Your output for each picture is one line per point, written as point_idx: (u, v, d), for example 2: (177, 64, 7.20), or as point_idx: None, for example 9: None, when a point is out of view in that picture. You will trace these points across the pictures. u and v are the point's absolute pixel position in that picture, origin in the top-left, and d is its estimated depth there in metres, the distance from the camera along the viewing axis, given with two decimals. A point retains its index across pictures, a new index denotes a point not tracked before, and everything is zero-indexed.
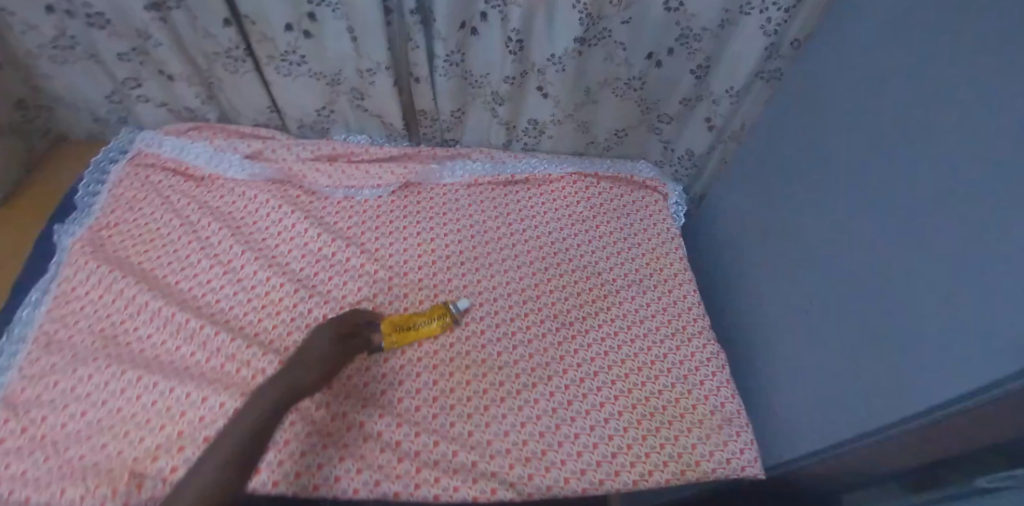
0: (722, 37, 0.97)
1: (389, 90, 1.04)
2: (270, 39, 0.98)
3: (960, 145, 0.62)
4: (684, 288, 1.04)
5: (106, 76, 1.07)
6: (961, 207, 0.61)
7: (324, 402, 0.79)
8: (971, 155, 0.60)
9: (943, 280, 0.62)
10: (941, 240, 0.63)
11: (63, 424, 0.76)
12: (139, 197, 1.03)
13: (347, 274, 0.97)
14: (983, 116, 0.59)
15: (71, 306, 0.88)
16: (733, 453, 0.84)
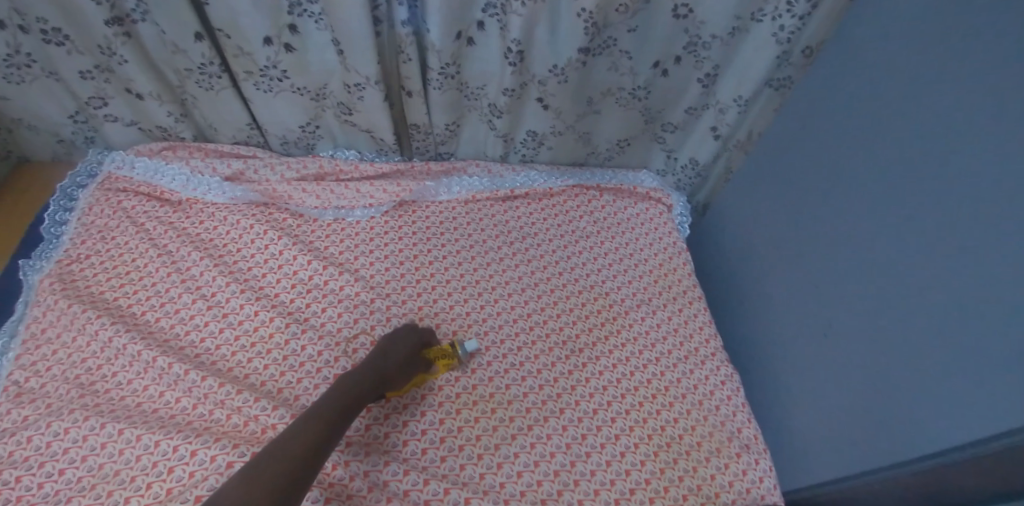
0: (732, 44, 0.93)
1: (380, 105, 0.97)
2: (249, 54, 0.90)
3: (987, 169, 0.58)
4: (694, 306, 1.01)
5: (68, 95, 0.99)
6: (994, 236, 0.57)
7: (341, 462, 0.72)
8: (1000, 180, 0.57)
9: (966, 311, 0.59)
10: (965, 270, 0.60)
11: (39, 486, 0.70)
12: (111, 225, 0.96)
13: (341, 305, 0.91)
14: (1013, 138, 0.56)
15: (42, 352, 0.82)
16: (753, 483, 0.81)
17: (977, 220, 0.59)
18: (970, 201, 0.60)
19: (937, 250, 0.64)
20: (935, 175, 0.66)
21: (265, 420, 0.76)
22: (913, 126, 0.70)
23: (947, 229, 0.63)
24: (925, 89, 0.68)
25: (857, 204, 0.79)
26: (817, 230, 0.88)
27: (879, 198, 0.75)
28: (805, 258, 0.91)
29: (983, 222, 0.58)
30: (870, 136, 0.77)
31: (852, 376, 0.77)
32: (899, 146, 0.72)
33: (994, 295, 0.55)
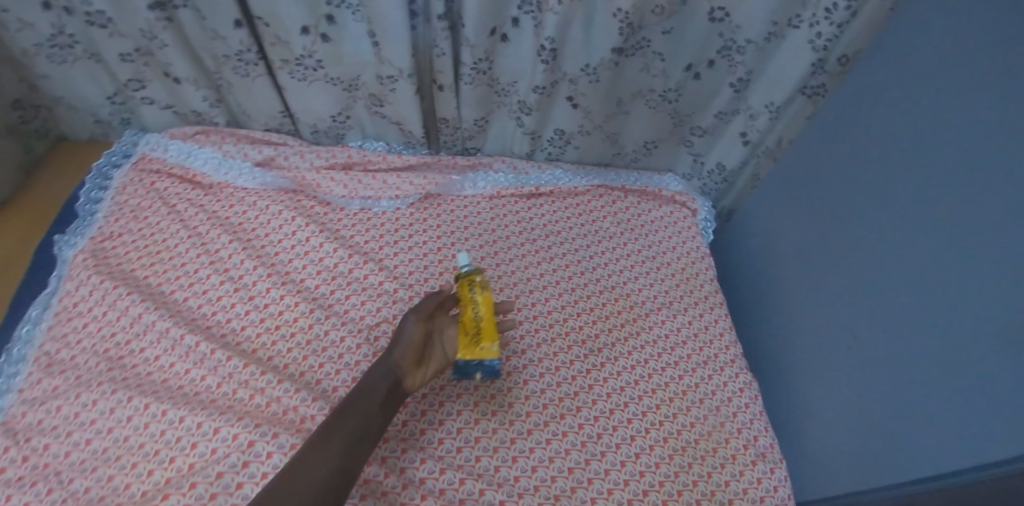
0: (767, 50, 0.92)
1: (411, 97, 0.98)
2: (285, 42, 0.92)
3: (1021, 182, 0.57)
4: (715, 311, 1.00)
5: (108, 77, 1.02)
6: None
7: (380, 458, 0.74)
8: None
9: (991, 327, 0.58)
10: (993, 285, 0.59)
11: (66, 454, 0.72)
12: (144, 205, 0.98)
13: (365, 294, 0.92)
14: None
15: (72, 325, 0.84)
16: (767, 491, 0.80)
17: (1011, 234, 0.57)
18: (1003, 215, 0.59)
19: (965, 264, 0.63)
20: (968, 188, 0.64)
21: (287, 402, 0.77)
22: (948, 137, 0.69)
23: (977, 242, 0.62)
24: (961, 100, 0.67)
25: (887, 214, 0.78)
26: (843, 239, 0.87)
27: (910, 209, 0.74)
28: (830, 268, 0.90)
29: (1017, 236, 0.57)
30: (903, 147, 0.76)
31: (869, 387, 0.76)
32: (933, 157, 0.71)
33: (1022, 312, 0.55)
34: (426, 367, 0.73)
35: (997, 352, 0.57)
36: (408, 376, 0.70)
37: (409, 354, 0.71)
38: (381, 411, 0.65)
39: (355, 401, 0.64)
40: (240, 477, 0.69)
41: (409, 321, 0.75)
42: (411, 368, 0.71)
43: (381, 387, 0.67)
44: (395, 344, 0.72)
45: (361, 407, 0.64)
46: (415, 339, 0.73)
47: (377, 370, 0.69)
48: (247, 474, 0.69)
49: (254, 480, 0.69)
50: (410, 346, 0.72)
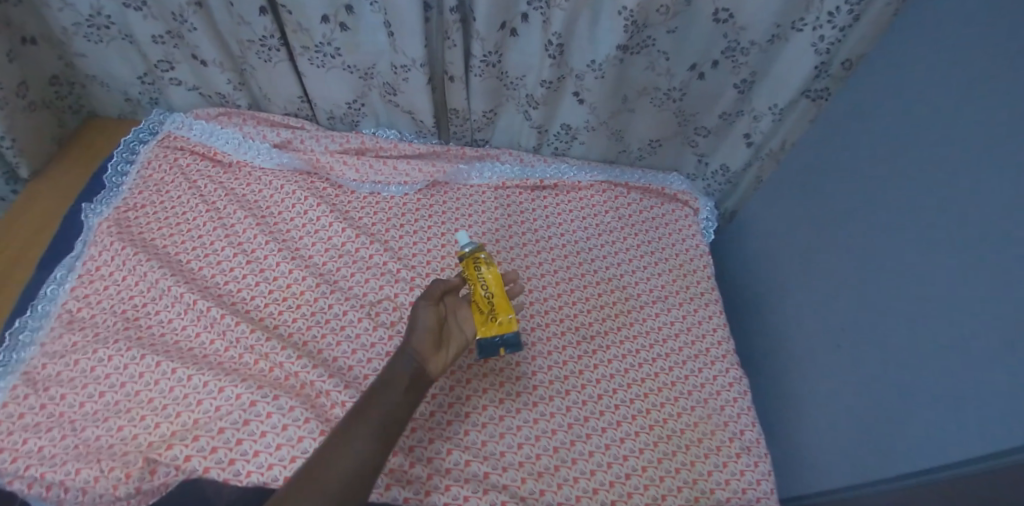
0: (770, 52, 0.94)
1: (423, 87, 1.02)
2: (306, 30, 0.96)
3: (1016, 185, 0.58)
4: (709, 307, 1.01)
5: (139, 57, 1.08)
6: (1014, 252, 0.57)
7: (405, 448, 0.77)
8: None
9: (987, 327, 0.59)
10: (985, 285, 0.60)
11: (81, 404, 0.76)
12: (167, 179, 1.03)
13: (369, 272, 0.96)
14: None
15: (94, 287, 0.88)
16: (751, 484, 0.81)
17: (1007, 233, 0.58)
18: (997, 217, 0.60)
19: (959, 264, 0.64)
20: (962, 190, 0.65)
21: (289, 367, 0.82)
22: (943, 138, 0.69)
23: (973, 242, 0.62)
24: (955, 103, 0.69)
25: (879, 214, 0.79)
26: (837, 239, 0.89)
27: (902, 210, 0.75)
28: (823, 269, 0.91)
29: (1014, 235, 0.57)
30: (897, 149, 0.78)
31: (863, 387, 0.77)
32: (928, 159, 0.72)
33: (1015, 312, 0.56)
34: (447, 348, 0.72)
35: (994, 351, 0.57)
36: (430, 361, 0.69)
37: (427, 339, 0.70)
38: (404, 398, 0.65)
39: (375, 393, 0.65)
40: (240, 434, 0.74)
41: (420, 307, 0.73)
42: (432, 351, 0.70)
43: (401, 375, 0.66)
44: (410, 331, 0.71)
45: (382, 397, 0.65)
46: (430, 324, 0.71)
47: (395, 359, 0.68)
48: (246, 432, 0.74)
49: (254, 437, 0.73)
50: (427, 331, 0.70)
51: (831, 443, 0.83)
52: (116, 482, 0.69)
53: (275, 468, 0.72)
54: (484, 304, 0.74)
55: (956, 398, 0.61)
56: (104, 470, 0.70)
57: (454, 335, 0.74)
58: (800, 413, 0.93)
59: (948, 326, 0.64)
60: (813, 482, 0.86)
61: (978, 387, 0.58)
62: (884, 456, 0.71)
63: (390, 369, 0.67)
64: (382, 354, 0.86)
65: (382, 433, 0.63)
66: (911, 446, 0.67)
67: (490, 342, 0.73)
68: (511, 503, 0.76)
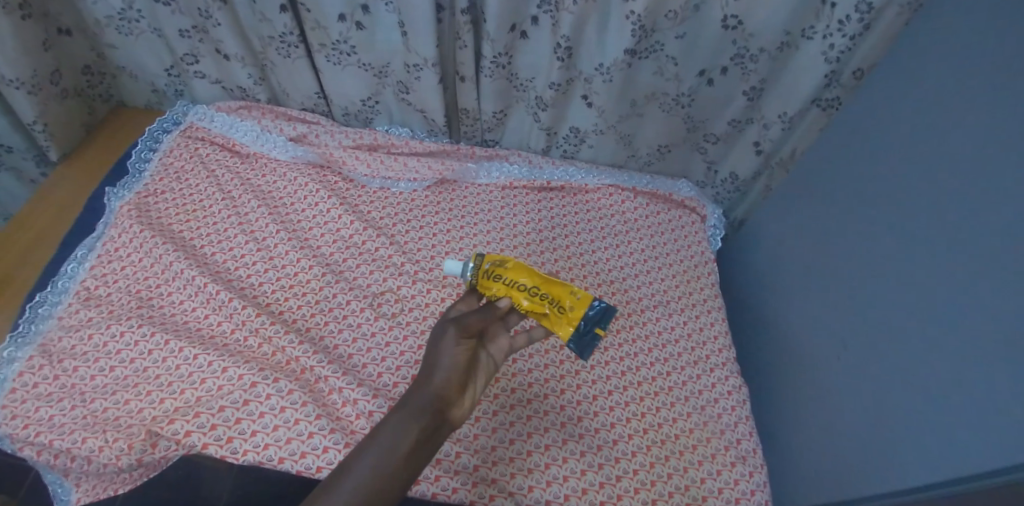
0: (779, 60, 0.94)
1: (434, 86, 1.04)
2: (324, 28, 1.00)
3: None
4: (711, 314, 1.01)
5: (167, 50, 1.12)
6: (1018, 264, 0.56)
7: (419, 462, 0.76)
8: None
9: (988, 339, 0.58)
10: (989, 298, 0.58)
11: (92, 376, 0.80)
12: (187, 168, 1.07)
13: (374, 264, 0.98)
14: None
15: (112, 266, 0.92)
16: (744, 493, 0.80)
17: (1012, 244, 0.57)
18: (1002, 228, 0.59)
19: (963, 276, 0.63)
20: (967, 200, 0.65)
21: (290, 352, 0.84)
22: (950, 148, 0.69)
23: (978, 253, 0.61)
24: (962, 113, 0.68)
25: (885, 225, 0.78)
26: (842, 250, 0.88)
27: (907, 220, 0.74)
28: (827, 279, 0.90)
29: (1019, 247, 0.56)
30: (904, 159, 0.77)
31: (863, 398, 0.76)
32: (934, 169, 0.71)
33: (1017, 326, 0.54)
34: (472, 387, 0.57)
35: (994, 364, 0.56)
36: (453, 407, 0.53)
37: (455, 379, 0.54)
38: (416, 451, 0.49)
39: (380, 439, 0.49)
40: (240, 413, 0.76)
41: (449, 338, 0.57)
42: (456, 393, 0.54)
43: (418, 422, 0.50)
44: (433, 366, 0.54)
45: (390, 446, 0.48)
46: (460, 362, 0.55)
47: (413, 399, 0.52)
48: (246, 412, 0.76)
49: (253, 418, 0.76)
50: (455, 369, 0.55)
51: (828, 455, 0.82)
52: (120, 452, 0.72)
53: (271, 448, 0.74)
54: (539, 302, 0.66)
55: (954, 411, 0.60)
56: (108, 440, 0.72)
57: (481, 369, 0.59)
58: (799, 425, 0.91)
59: (949, 338, 0.63)
60: (808, 494, 0.84)
61: (975, 399, 0.57)
62: (879, 469, 0.70)
63: (404, 411, 0.51)
64: (381, 344, 0.88)
65: (380, 497, 0.46)
66: (907, 459, 0.65)
67: (579, 328, 0.66)
68: (500, 497, 0.76)
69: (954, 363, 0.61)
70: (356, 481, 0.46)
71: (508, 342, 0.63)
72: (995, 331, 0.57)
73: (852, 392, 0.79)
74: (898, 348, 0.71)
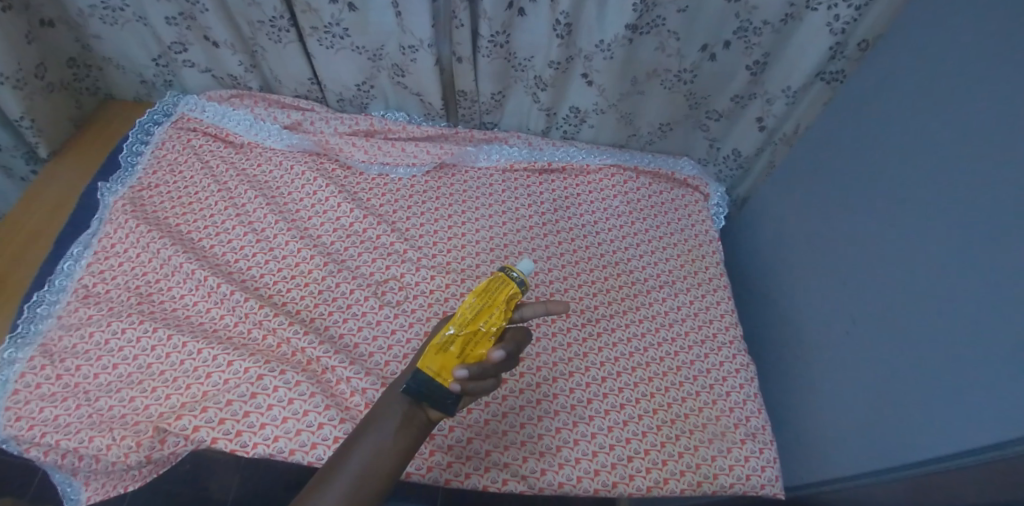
0: (783, 32, 0.92)
1: (431, 68, 1.02)
2: (315, 10, 0.97)
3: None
4: (717, 293, 1.00)
5: (153, 39, 1.09)
6: None
7: (430, 450, 0.76)
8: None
9: (998, 310, 0.57)
10: (1001, 271, 0.58)
11: (96, 375, 0.79)
12: (180, 160, 1.04)
13: (377, 252, 0.97)
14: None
15: (109, 263, 0.90)
16: (754, 470, 0.81)
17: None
18: (1013, 195, 0.58)
19: (976, 245, 0.62)
20: (977, 167, 0.64)
21: (296, 343, 0.83)
22: (960, 115, 0.67)
23: (989, 219, 0.60)
24: (970, 81, 0.67)
25: (893, 195, 0.77)
26: (849, 222, 0.87)
27: (915, 190, 0.73)
28: (834, 254, 0.90)
29: None
30: (912, 128, 0.76)
31: (871, 370, 0.76)
32: (945, 137, 0.69)
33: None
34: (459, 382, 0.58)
35: (1009, 337, 0.56)
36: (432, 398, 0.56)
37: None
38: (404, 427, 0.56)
39: (373, 419, 0.57)
40: (248, 406, 0.75)
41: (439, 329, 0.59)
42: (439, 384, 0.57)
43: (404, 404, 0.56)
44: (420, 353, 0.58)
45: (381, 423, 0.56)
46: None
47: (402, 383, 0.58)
48: (254, 405, 0.75)
49: (261, 410, 0.75)
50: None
51: (837, 430, 0.82)
52: (128, 450, 0.71)
53: (281, 440, 0.74)
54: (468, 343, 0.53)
55: (963, 381, 0.60)
56: (116, 439, 0.72)
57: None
58: (808, 401, 0.91)
59: (960, 310, 0.62)
60: (817, 468, 0.85)
61: (987, 367, 0.57)
62: (890, 443, 0.70)
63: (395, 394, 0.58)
64: (387, 332, 0.87)
65: (376, 463, 0.54)
66: (918, 428, 0.66)
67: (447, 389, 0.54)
68: (512, 481, 0.77)
69: (964, 333, 0.61)
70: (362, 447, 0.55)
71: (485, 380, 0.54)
72: (1006, 303, 0.56)
73: (861, 367, 0.79)
74: (907, 324, 0.70)
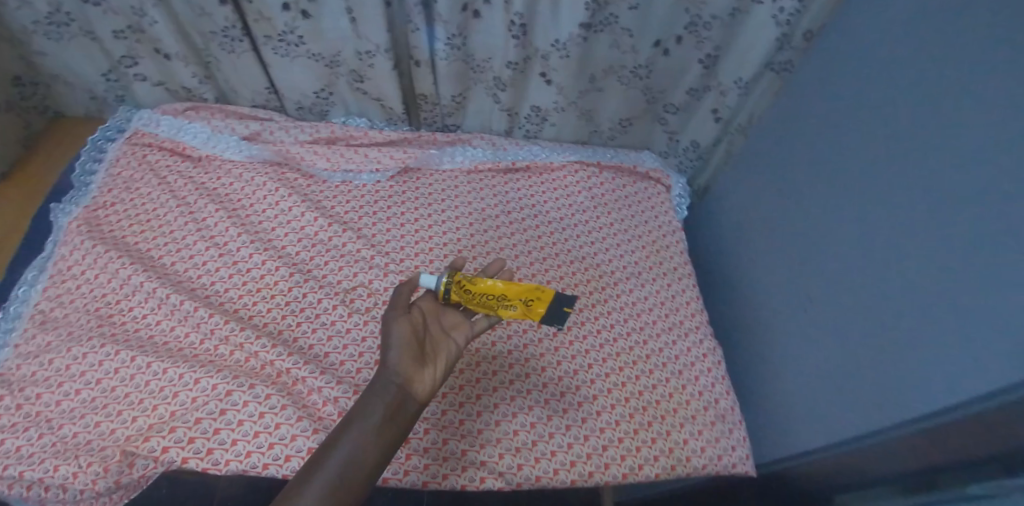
0: (731, 26, 0.95)
1: (389, 72, 1.02)
2: (267, 19, 0.95)
3: (976, 138, 0.59)
4: (682, 282, 1.03)
5: (102, 54, 1.07)
6: (974, 212, 0.58)
7: (405, 453, 0.76)
8: (983, 140, 0.58)
9: (945, 286, 0.61)
10: (949, 246, 0.61)
11: (58, 402, 0.76)
12: (136, 177, 1.02)
13: (343, 259, 0.96)
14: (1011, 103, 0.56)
15: (66, 286, 0.88)
16: (725, 451, 0.84)
17: (963, 194, 0.60)
18: (954, 171, 0.61)
19: (922, 221, 0.65)
20: (920, 146, 0.67)
21: (264, 357, 0.82)
22: (903, 98, 0.71)
23: (934, 196, 0.64)
24: (908, 69, 0.70)
25: (844, 177, 0.81)
26: (804, 206, 0.90)
27: (865, 174, 0.76)
28: (790, 239, 0.93)
29: (968, 196, 0.59)
30: (859, 112, 0.79)
31: (833, 347, 0.80)
32: (890, 119, 0.73)
33: (973, 269, 0.57)
34: (432, 365, 0.63)
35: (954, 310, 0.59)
36: (415, 381, 0.60)
37: (406, 355, 0.60)
38: (389, 416, 0.57)
39: (351, 423, 0.56)
40: (217, 423, 0.74)
41: (392, 321, 0.63)
42: (414, 369, 0.60)
43: (385, 397, 0.57)
44: (386, 349, 0.61)
45: (362, 418, 0.56)
46: (406, 337, 0.62)
47: (377, 379, 0.59)
48: (224, 421, 0.74)
49: (232, 426, 0.74)
50: (405, 346, 0.61)
51: (801, 407, 0.85)
52: (95, 477, 0.70)
53: (253, 455, 0.73)
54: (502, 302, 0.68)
55: (918, 354, 0.63)
56: (82, 465, 0.70)
57: (440, 349, 0.65)
58: (774, 381, 0.94)
59: (911, 288, 0.66)
60: (785, 445, 0.88)
61: (942, 336, 0.60)
62: (852, 416, 0.73)
63: (372, 389, 0.58)
64: (357, 339, 0.87)
65: (365, 453, 0.55)
66: (880, 399, 0.69)
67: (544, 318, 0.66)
68: (490, 479, 0.78)
69: (919, 304, 0.64)
70: (346, 439, 0.55)
71: (469, 328, 0.69)
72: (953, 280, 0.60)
73: (821, 347, 0.82)
74: (863, 302, 0.74)
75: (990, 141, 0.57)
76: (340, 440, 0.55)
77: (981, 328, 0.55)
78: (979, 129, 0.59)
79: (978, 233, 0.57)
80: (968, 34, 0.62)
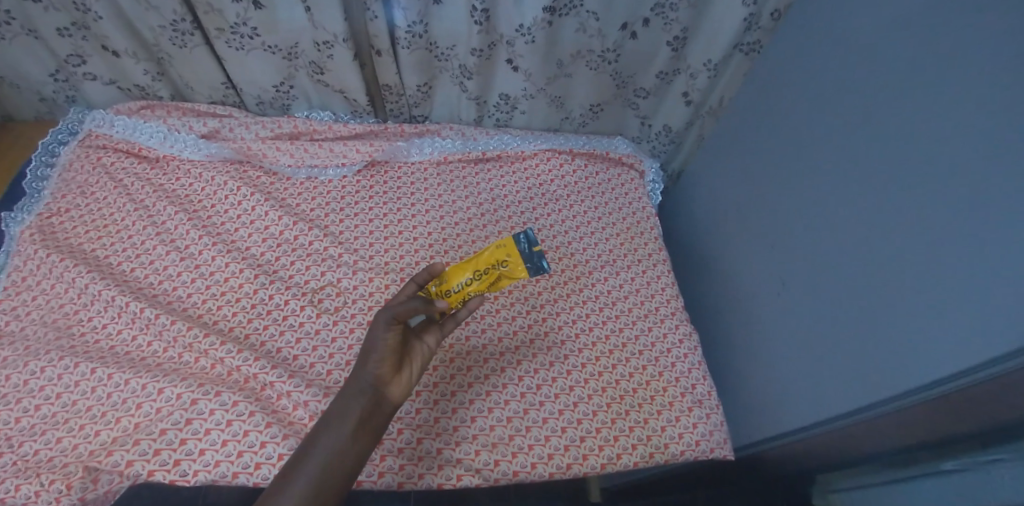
0: (699, 6, 0.93)
1: (349, 63, 0.99)
2: (218, 10, 0.91)
3: (941, 118, 0.59)
4: (658, 268, 1.02)
5: (48, 53, 1.02)
6: (939, 193, 0.58)
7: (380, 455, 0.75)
8: (947, 120, 0.58)
9: (915, 269, 0.61)
10: (919, 228, 0.60)
11: (15, 420, 0.74)
12: (91, 181, 0.98)
13: (310, 259, 0.94)
14: (978, 76, 0.55)
15: (21, 298, 0.84)
16: (703, 436, 0.84)
17: (929, 175, 0.59)
18: (923, 148, 0.61)
19: (891, 202, 0.65)
20: (889, 123, 0.66)
21: (230, 363, 0.80)
22: (869, 78, 0.70)
23: (905, 173, 0.63)
24: (874, 47, 0.69)
25: (815, 158, 0.80)
26: (774, 188, 0.90)
27: (834, 156, 0.76)
28: (762, 221, 0.93)
29: (933, 176, 0.59)
30: (827, 93, 0.78)
31: (807, 329, 0.80)
32: (858, 98, 0.72)
33: (942, 252, 0.57)
34: (410, 365, 0.61)
35: (924, 293, 0.59)
36: (392, 384, 0.58)
37: (387, 362, 0.57)
38: (365, 419, 0.56)
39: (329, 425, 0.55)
40: (184, 433, 0.72)
41: (379, 323, 0.58)
42: (393, 372, 0.58)
43: (362, 399, 0.56)
44: (368, 353, 0.58)
45: (340, 420, 0.55)
46: (392, 345, 0.58)
47: (356, 381, 0.57)
48: (191, 431, 0.73)
49: (199, 436, 0.72)
50: (387, 353, 0.57)
51: (776, 389, 0.86)
52: (59, 495, 0.68)
53: (222, 464, 0.72)
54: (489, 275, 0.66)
55: (890, 338, 0.64)
56: (45, 484, 0.68)
57: (415, 350, 0.62)
58: (750, 364, 0.95)
59: (882, 270, 0.66)
60: (761, 427, 0.89)
61: (912, 320, 0.61)
62: (827, 399, 0.74)
63: (350, 391, 0.57)
64: (327, 341, 0.85)
65: (344, 453, 0.55)
66: (857, 378, 0.69)
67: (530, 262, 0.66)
68: (467, 476, 0.77)
69: (894, 282, 0.64)
70: (324, 439, 0.55)
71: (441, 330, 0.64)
72: (923, 262, 0.60)
73: (795, 330, 0.82)
74: (835, 286, 0.74)
75: (954, 121, 0.57)
76: (319, 439, 0.55)
77: (963, 301, 0.54)
78: (947, 104, 0.58)
79: (953, 207, 0.56)
80: (934, 6, 0.60)
